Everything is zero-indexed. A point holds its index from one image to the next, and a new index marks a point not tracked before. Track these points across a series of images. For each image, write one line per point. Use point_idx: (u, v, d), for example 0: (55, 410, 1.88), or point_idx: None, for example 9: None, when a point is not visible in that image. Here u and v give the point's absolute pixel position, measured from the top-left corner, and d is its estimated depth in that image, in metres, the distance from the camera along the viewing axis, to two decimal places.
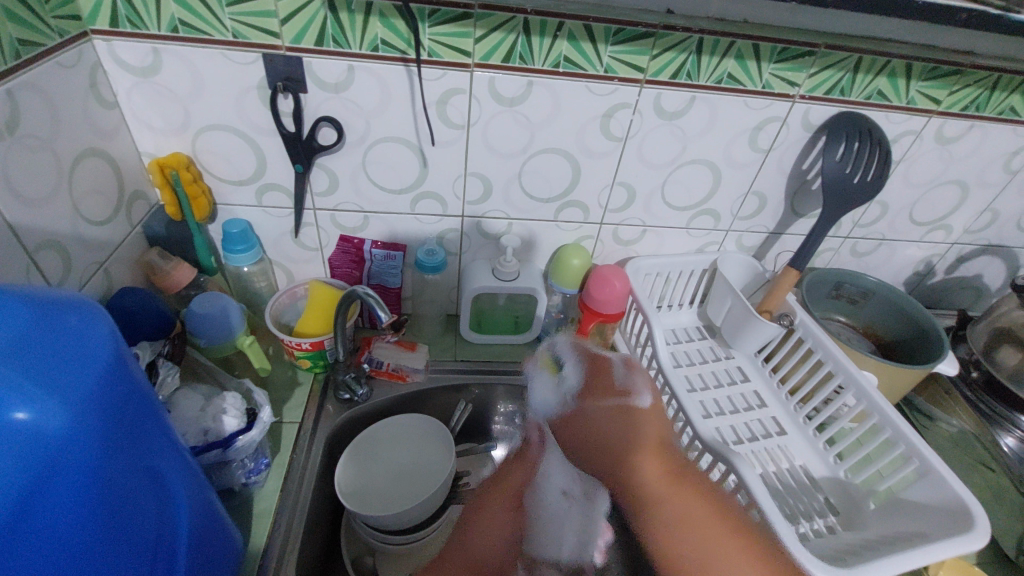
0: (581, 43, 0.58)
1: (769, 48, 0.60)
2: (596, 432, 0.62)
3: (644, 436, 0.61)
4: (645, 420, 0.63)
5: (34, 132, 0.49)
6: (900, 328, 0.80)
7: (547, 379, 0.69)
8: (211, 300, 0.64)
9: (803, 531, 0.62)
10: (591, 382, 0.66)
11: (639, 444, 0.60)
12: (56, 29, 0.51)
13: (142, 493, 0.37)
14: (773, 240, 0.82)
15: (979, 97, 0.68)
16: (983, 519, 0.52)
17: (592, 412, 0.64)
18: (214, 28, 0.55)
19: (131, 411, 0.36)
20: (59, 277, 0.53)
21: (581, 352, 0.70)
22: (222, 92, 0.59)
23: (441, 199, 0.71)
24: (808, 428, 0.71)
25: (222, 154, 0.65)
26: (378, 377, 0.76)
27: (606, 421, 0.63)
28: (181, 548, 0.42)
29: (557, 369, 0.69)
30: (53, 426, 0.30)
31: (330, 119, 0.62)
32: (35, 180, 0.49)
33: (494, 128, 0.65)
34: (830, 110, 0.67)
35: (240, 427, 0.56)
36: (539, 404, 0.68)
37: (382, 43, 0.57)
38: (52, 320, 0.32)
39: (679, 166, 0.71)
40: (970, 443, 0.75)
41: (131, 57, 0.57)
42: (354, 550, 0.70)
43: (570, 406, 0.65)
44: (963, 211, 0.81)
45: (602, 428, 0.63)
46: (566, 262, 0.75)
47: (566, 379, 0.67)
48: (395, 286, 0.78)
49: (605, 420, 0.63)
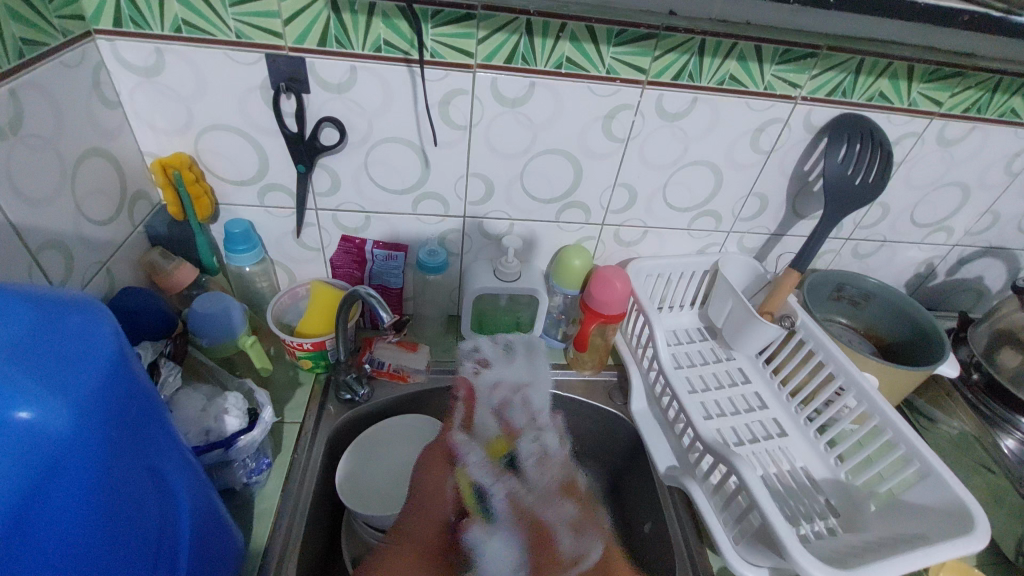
0: (583, 44, 0.58)
1: (772, 50, 0.60)
2: (542, 566, 0.64)
3: (548, 541, 0.66)
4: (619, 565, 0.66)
5: (37, 132, 0.49)
6: (901, 330, 0.80)
7: (488, 540, 0.65)
8: (213, 300, 0.64)
9: (804, 533, 0.61)
10: (535, 544, 0.66)
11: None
12: (60, 29, 0.51)
13: (144, 492, 0.37)
14: (774, 242, 0.82)
15: (980, 99, 0.68)
16: (984, 521, 0.52)
17: (552, 570, 0.63)
18: (217, 28, 0.55)
19: (134, 410, 0.36)
20: (61, 277, 0.53)
21: (515, 507, 0.68)
22: (225, 92, 0.60)
23: (443, 199, 0.72)
24: (809, 429, 0.72)
25: (224, 154, 0.65)
26: (379, 377, 0.75)
27: (572, 570, 0.64)
28: (182, 547, 0.42)
29: (485, 515, 0.67)
30: (55, 426, 0.30)
31: (332, 120, 0.62)
32: (37, 179, 0.49)
33: (496, 129, 0.65)
34: (832, 111, 0.67)
35: (241, 427, 0.56)
36: (488, 566, 0.63)
37: (384, 43, 0.57)
38: (55, 320, 0.32)
39: (681, 168, 0.71)
40: (972, 446, 0.74)
41: (134, 57, 0.57)
42: (355, 551, 0.69)
43: (524, 565, 0.64)
44: (965, 212, 0.81)
45: (567, 564, 0.64)
46: (567, 263, 0.75)
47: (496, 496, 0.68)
48: (397, 287, 0.78)
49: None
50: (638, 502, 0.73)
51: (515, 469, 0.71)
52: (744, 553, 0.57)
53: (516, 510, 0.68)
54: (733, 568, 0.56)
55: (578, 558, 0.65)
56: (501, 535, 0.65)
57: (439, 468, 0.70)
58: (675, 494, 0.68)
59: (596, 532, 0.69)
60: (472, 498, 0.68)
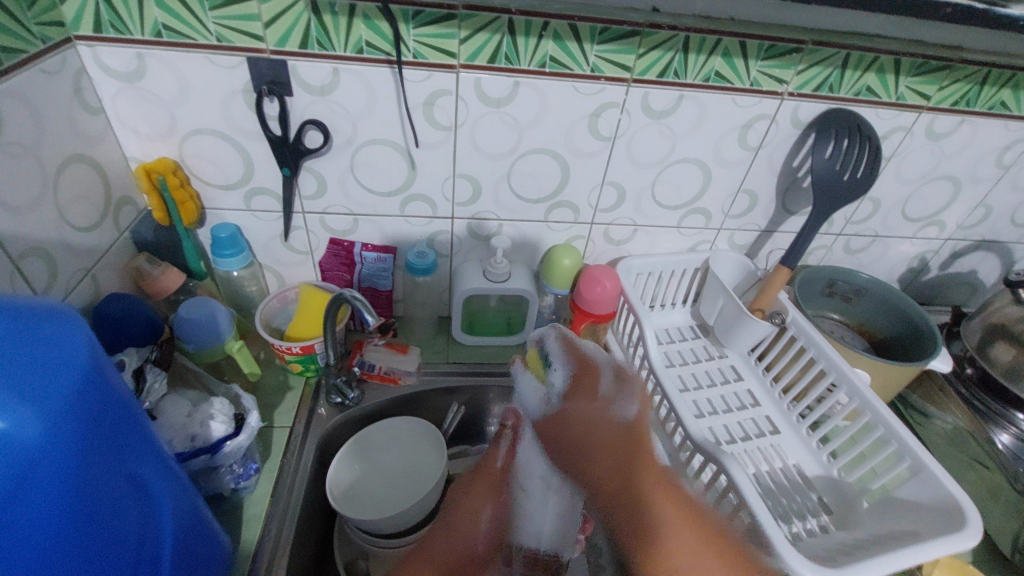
0: (567, 42, 0.58)
1: (756, 46, 0.60)
2: (574, 425, 0.54)
3: (603, 434, 0.53)
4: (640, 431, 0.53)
5: (17, 140, 0.49)
6: (893, 325, 0.80)
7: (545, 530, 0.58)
8: (199, 305, 0.64)
9: (796, 531, 0.61)
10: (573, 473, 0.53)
11: (640, 461, 0.50)
12: (40, 36, 0.51)
13: (123, 499, 0.37)
14: (765, 238, 0.81)
15: (969, 92, 0.67)
16: (976, 517, 0.52)
17: (575, 410, 0.55)
18: (198, 32, 0.55)
19: (111, 417, 0.36)
20: (44, 285, 0.53)
21: (567, 342, 0.65)
22: (208, 96, 0.59)
23: (430, 201, 0.71)
24: (801, 427, 0.71)
25: (209, 158, 0.64)
26: (370, 381, 0.75)
27: (603, 449, 0.52)
28: (165, 554, 0.42)
29: (544, 370, 0.63)
30: (27, 435, 0.30)
31: (316, 122, 0.61)
32: (18, 187, 0.49)
33: (481, 130, 0.64)
34: (820, 106, 0.66)
35: (228, 432, 0.56)
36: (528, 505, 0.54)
37: (366, 45, 0.57)
38: (27, 327, 0.32)
39: (669, 165, 0.70)
40: (966, 441, 0.74)
41: (115, 63, 0.57)
42: (348, 555, 0.69)
43: (555, 406, 0.57)
44: (956, 206, 0.81)
45: (597, 436, 0.53)
46: (557, 263, 0.75)
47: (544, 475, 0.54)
48: (387, 289, 0.78)
49: (599, 454, 0.52)
50: None
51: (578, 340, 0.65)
52: None
53: (568, 354, 0.63)
54: None
55: (608, 416, 0.54)
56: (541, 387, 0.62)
57: (495, 495, 0.52)
58: None
59: (637, 397, 0.57)
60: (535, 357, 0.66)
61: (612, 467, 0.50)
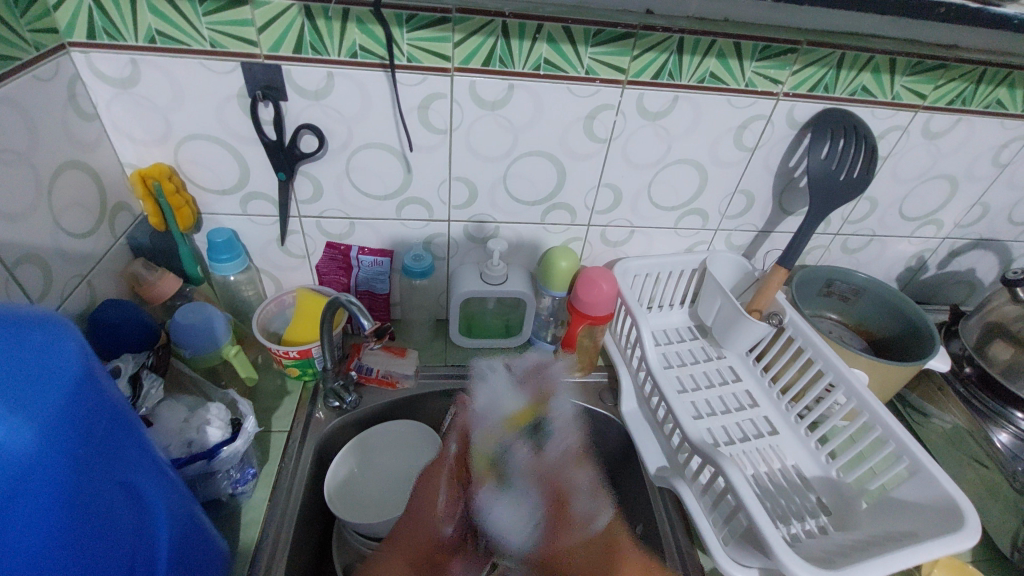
0: (561, 45, 0.58)
1: (751, 46, 0.60)
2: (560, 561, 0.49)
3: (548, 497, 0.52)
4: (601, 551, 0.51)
5: (11, 147, 0.49)
6: (891, 325, 0.80)
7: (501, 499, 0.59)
8: (195, 310, 0.63)
9: (794, 532, 0.61)
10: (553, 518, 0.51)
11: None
12: (33, 42, 0.51)
13: (118, 507, 0.37)
14: (762, 238, 0.81)
15: (964, 91, 0.67)
16: (974, 518, 0.51)
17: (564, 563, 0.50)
18: (192, 38, 0.55)
19: (103, 425, 0.36)
20: (40, 292, 0.53)
21: (540, 465, 0.52)
22: (203, 102, 0.59)
23: (426, 204, 0.71)
24: (800, 428, 0.71)
25: (205, 164, 0.65)
26: (368, 384, 0.75)
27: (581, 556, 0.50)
28: (161, 561, 0.42)
29: (501, 489, 0.52)
30: (20, 444, 0.30)
31: (311, 127, 0.61)
32: (12, 194, 0.49)
33: (476, 133, 0.64)
34: (815, 107, 0.66)
35: (224, 437, 0.56)
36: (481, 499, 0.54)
37: (360, 49, 0.57)
38: (16, 335, 0.32)
39: (665, 166, 0.70)
40: (964, 440, 0.73)
41: (110, 69, 0.57)
42: (347, 559, 0.68)
43: (534, 549, 0.51)
44: (954, 205, 0.81)
45: (576, 552, 0.50)
46: (554, 265, 0.75)
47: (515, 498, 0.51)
48: (384, 292, 0.78)
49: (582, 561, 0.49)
50: (629, 503, 0.73)
51: (538, 438, 0.54)
52: (733, 552, 0.57)
53: (540, 483, 0.52)
54: (722, 569, 0.56)
55: (587, 529, 0.51)
56: (517, 493, 0.52)
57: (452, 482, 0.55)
58: (666, 495, 0.67)
59: (608, 497, 0.54)
60: (493, 463, 0.53)
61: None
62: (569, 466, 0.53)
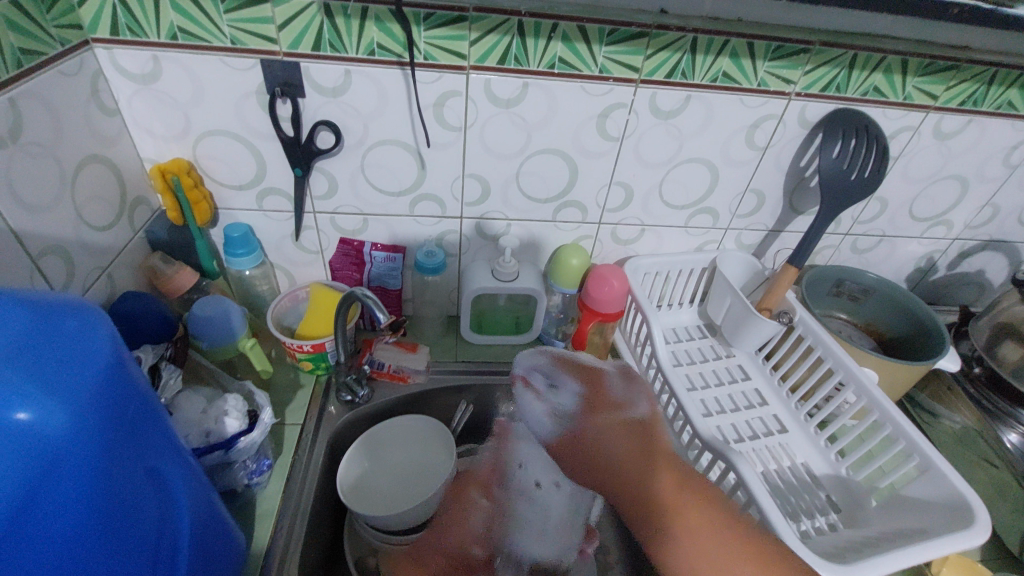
0: (575, 44, 0.58)
1: (764, 46, 0.60)
2: (583, 442, 0.52)
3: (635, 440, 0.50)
4: (644, 433, 0.51)
5: (37, 139, 0.50)
6: (900, 325, 0.80)
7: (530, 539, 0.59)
8: (212, 303, 0.64)
9: (805, 529, 0.61)
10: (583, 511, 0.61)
11: (649, 450, 0.50)
12: (59, 38, 0.52)
13: (143, 492, 0.38)
14: (772, 238, 0.82)
15: (976, 92, 0.67)
16: (984, 515, 0.52)
17: (591, 429, 0.52)
18: (212, 35, 0.56)
19: (131, 411, 0.36)
20: (63, 282, 0.54)
21: (564, 360, 0.61)
22: (222, 98, 0.60)
23: (440, 200, 0.72)
24: (809, 426, 0.71)
25: (222, 159, 0.66)
26: (379, 379, 0.76)
27: (622, 436, 0.51)
28: (183, 547, 0.43)
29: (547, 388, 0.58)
30: (53, 427, 0.31)
31: (328, 123, 0.62)
32: (38, 186, 0.50)
33: (490, 131, 0.65)
34: (827, 107, 0.67)
35: (242, 428, 0.57)
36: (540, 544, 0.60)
37: (378, 46, 0.57)
38: (50, 323, 0.32)
39: (677, 165, 0.71)
40: (974, 440, 0.74)
41: (131, 65, 0.58)
42: (358, 552, 0.69)
43: (569, 425, 0.53)
44: (964, 206, 0.81)
45: (608, 436, 0.51)
46: (564, 262, 0.76)
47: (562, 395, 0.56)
48: (395, 288, 0.79)
49: (614, 438, 0.51)
50: None
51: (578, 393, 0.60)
52: None
53: (556, 364, 0.60)
54: None
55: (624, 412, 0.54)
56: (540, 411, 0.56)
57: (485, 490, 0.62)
58: None
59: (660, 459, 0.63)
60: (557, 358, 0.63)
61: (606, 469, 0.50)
62: (627, 395, 0.56)
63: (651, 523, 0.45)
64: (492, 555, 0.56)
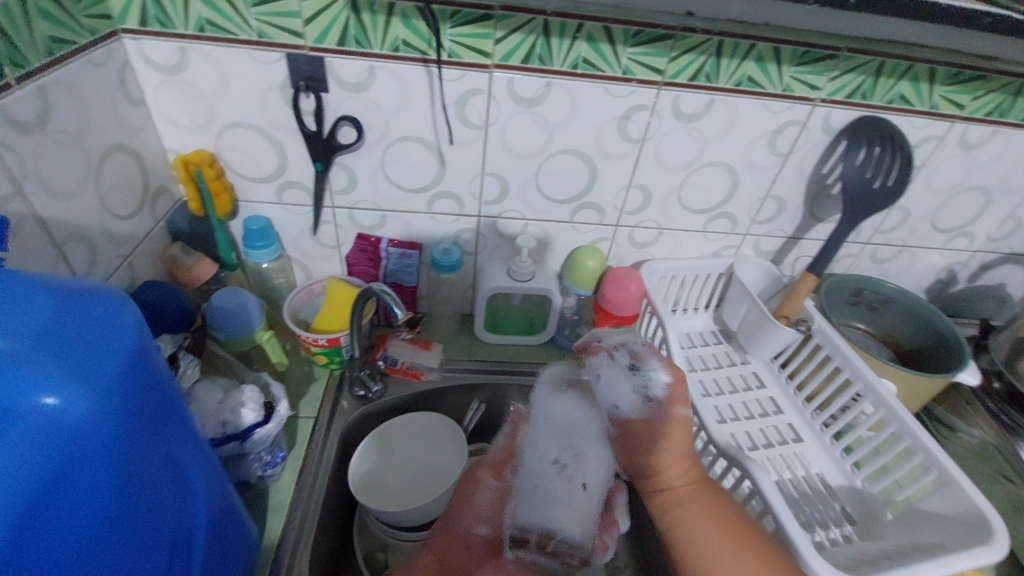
0: (600, 45, 0.58)
1: (790, 51, 0.60)
2: (648, 431, 0.54)
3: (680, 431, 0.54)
4: (678, 428, 0.54)
5: (64, 127, 0.50)
6: (920, 336, 0.79)
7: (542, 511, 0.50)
8: (231, 294, 0.65)
9: (819, 539, 0.61)
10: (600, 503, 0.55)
11: (678, 447, 0.55)
12: (88, 28, 0.52)
13: (162, 482, 0.38)
14: (790, 245, 0.81)
15: (1003, 103, 0.67)
16: (1002, 532, 0.51)
17: (659, 421, 0.54)
18: (239, 28, 0.56)
19: (153, 400, 0.37)
20: (85, 269, 0.54)
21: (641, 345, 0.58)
22: (246, 91, 0.61)
23: (458, 198, 0.72)
24: (825, 436, 0.71)
25: (244, 151, 0.66)
26: (393, 375, 0.76)
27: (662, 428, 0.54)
28: (198, 538, 0.43)
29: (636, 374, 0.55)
30: (79, 414, 0.31)
31: (350, 119, 0.63)
32: (64, 174, 0.51)
33: (511, 130, 0.65)
34: (851, 114, 0.66)
35: (258, 419, 0.57)
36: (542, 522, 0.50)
37: (403, 43, 0.58)
38: (78, 310, 0.33)
39: (697, 169, 0.70)
40: (993, 455, 0.73)
41: (158, 56, 0.58)
42: (366, 547, 0.69)
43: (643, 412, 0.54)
44: (987, 218, 0.80)
45: (655, 430, 0.54)
46: (581, 264, 0.75)
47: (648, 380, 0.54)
48: (411, 285, 0.79)
49: (671, 434, 0.54)
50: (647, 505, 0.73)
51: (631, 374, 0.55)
52: None
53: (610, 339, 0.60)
54: None
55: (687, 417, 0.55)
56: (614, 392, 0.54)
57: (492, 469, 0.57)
58: None
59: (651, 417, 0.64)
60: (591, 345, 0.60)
61: (639, 452, 0.55)
62: (689, 392, 0.57)
63: (664, 512, 0.53)
64: (499, 536, 0.52)
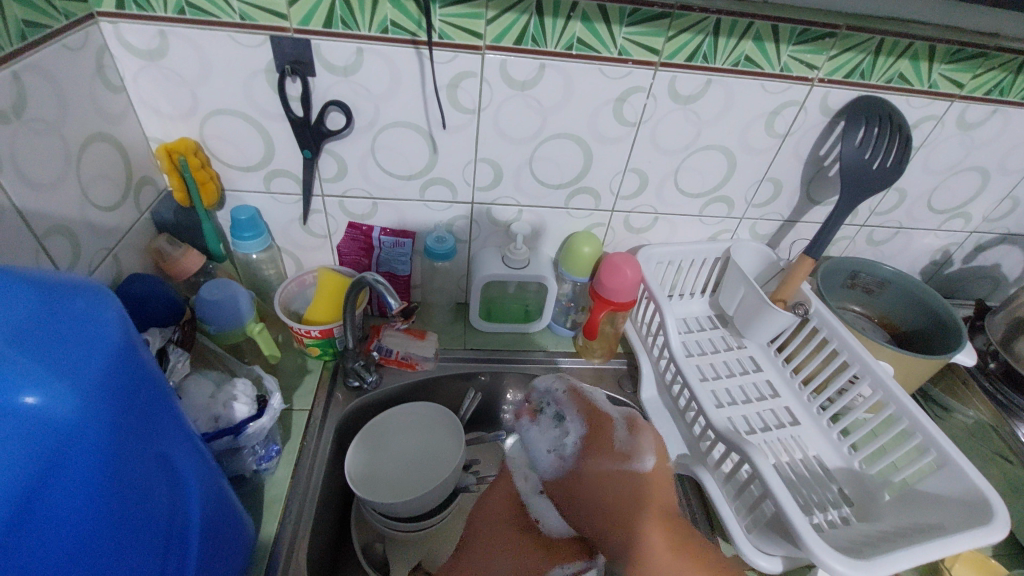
0: (595, 24, 0.57)
1: (789, 30, 0.58)
2: (592, 488, 0.56)
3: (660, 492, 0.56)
4: (648, 489, 0.55)
5: (41, 115, 0.48)
6: (915, 318, 0.79)
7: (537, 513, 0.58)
8: (221, 286, 0.63)
9: (818, 521, 0.61)
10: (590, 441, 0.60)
11: (634, 501, 0.54)
12: (62, 11, 0.50)
13: (154, 479, 0.37)
14: (787, 228, 0.80)
15: (1002, 81, 0.66)
16: (1003, 511, 0.51)
17: (594, 472, 0.56)
18: (221, 10, 0.54)
19: (143, 397, 0.36)
20: (68, 263, 0.53)
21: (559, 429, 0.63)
22: (230, 75, 0.59)
23: (451, 184, 0.70)
24: (822, 419, 0.71)
25: (230, 139, 0.64)
26: (387, 365, 0.75)
27: (615, 485, 0.55)
28: (193, 532, 0.42)
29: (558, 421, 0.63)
30: (64, 412, 0.30)
31: (338, 104, 0.61)
32: (43, 165, 0.49)
33: (504, 113, 0.63)
34: (850, 93, 0.65)
35: (251, 413, 0.56)
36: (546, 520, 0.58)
37: (391, 24, 0.56)
38: (60, 305, 0.31)
39: (693, 152, 0.69)
40: (987, 434, 0.73)
41: (138, 40, 0.56)
42: (366, 537, 0.69)
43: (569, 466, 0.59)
44: (984, 198, 0.79)
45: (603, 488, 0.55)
46: (577, 250, 0.74)
47: (567, 435, 0.61)
48: (405, 274, 0.78)
49: (605, 485, 0.55)
50: None
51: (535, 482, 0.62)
52: (759, 542, 0.57)
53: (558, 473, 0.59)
54: (747, 557, 0.57)
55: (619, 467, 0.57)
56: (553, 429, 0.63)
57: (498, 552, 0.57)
58: (686, 484, 0.67)
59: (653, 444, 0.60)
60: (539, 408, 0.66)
61: (590, 505, 0.55)
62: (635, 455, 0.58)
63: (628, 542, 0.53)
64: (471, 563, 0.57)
